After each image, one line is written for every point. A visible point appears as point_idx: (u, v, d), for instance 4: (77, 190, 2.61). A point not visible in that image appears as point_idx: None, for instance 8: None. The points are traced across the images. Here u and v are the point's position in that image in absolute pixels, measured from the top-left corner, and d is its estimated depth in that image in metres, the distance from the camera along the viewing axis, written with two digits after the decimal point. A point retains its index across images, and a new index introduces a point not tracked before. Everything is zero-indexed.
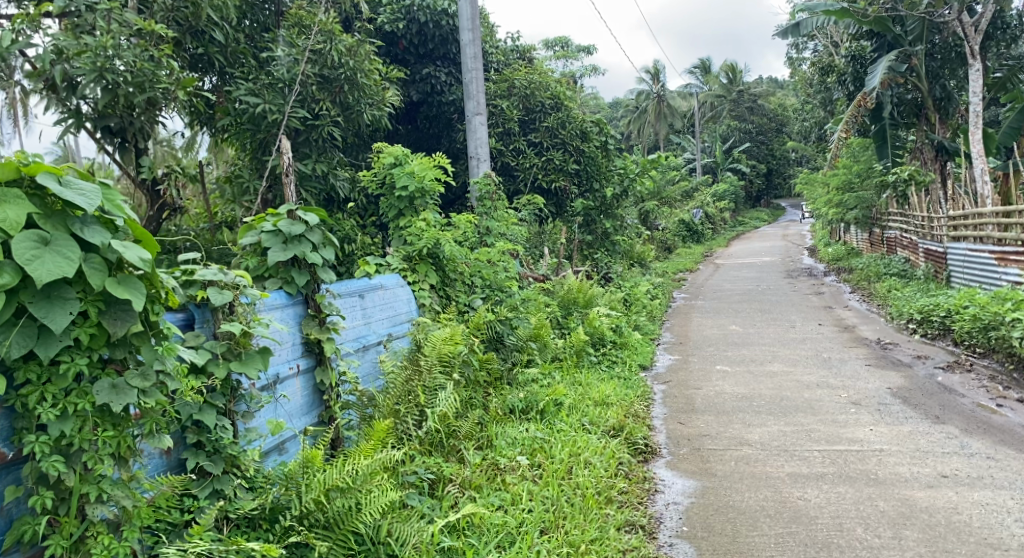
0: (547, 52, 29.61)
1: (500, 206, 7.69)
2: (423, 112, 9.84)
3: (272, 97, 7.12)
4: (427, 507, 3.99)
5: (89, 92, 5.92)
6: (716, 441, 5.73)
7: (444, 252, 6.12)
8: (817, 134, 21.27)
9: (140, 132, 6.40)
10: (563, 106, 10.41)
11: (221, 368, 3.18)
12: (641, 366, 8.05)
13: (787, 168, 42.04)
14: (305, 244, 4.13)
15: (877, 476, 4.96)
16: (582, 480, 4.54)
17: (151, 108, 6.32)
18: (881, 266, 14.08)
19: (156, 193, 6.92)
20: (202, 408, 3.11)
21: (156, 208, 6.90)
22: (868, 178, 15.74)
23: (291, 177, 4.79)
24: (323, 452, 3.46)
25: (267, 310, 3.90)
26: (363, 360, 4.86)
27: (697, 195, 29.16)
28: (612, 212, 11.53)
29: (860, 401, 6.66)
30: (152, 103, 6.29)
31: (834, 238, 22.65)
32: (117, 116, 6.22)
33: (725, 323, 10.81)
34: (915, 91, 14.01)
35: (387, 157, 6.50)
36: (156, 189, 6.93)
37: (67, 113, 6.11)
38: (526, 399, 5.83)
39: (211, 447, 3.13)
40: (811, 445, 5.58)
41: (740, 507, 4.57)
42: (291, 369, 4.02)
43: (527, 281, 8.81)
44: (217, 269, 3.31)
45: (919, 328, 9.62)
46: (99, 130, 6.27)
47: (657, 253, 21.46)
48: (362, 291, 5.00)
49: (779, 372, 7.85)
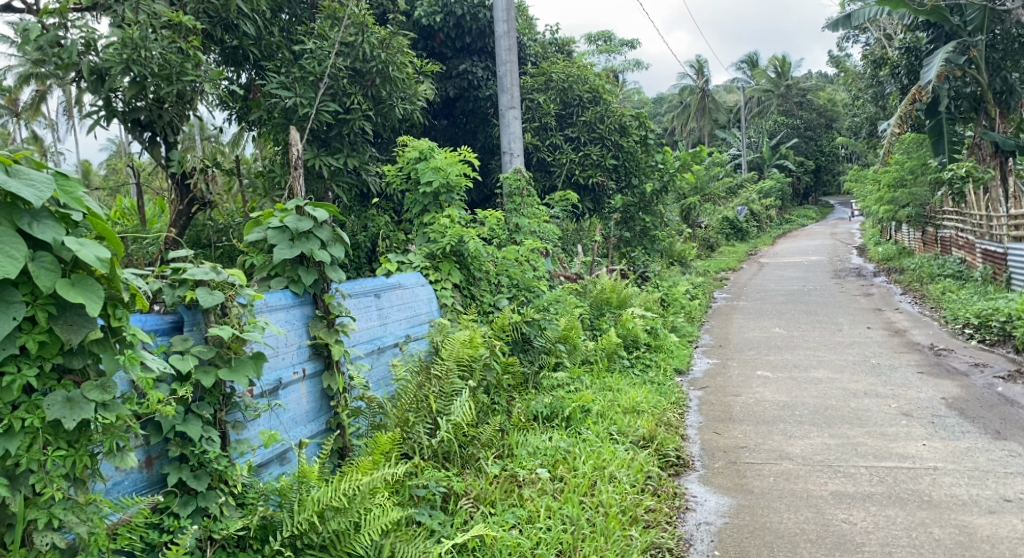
0: (588, 46, 29.24)
1: (532, 203, 7.38)
2: (459, 107, 9.54)
3: (304, 90, 6.88)
4: (436, 524, 3.75)
5: (117, 83, 5.78)
6: (754, 453, 5.37)
7: (468, 250, 5.85)
8: (869, 130, 20.55)
9: (170, 125, 6.20)
10: (602, 99, 9.99)
11: (208, 376, 2.95)
12: (676, 370, 7.68)
13: (837, 165, 40.97)
14: (313, 241, 3.89)
15: (931, 498, 4.56)
16: (605, 497, 4.23)
17: (180, 102, 6.12)
18: (934, 267, 13.47)
19: (184, 186, 6.58)
20: (187, 418, 2.90)
21: (185, 202, 6.63)
22: (922, 175, 15.07)
23: (301, 170, 4.51)
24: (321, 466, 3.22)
25: (268, 312, 3.66)
26: (376, 364, 4.62)
27: (741, 192, 28.50)
28: (651, 209, 11.13)
29: (912, 412, 6.23)
30: (180, 96, 6.09)
31: (885, 237, 21.91)
32: (146, 108, 6.06)
33: (767, 326, 10.38)
34: (975, 84, 13.09)
35: (412, 151, 6.26)
36: (185, 182, 6.61)
37: (100, 107, 5.99)
38: (551, 405, 5.54)
39: (195, 461, 2.90)
40: (857, 461, 5.19)
41: (778, 529, 4.23)
42: (296, 373, 3.78)
43: (559, 280, 8.52)
44: (208, 267, 3.07)
45: (977, 333, 9.10)
46: (129, 123, 6.14)
47: (699, 252, 20.95)
48: (378, 291, 4.78)
49: (823, 379, 7.41)
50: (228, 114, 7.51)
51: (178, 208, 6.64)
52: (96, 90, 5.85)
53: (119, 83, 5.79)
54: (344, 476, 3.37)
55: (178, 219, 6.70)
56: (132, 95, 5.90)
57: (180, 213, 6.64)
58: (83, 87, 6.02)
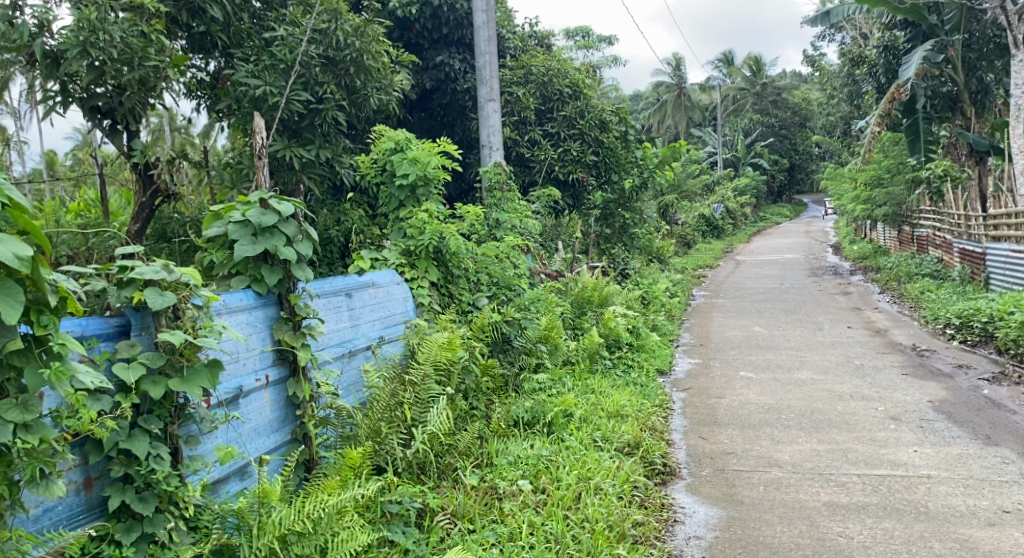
0: (566, 41, 28.89)
1: (512, 198, 7.16)
2: (436, 100, 9.25)
3: (273, 79, 6.54)
4: (411, 543, 3.50)
5: (73, 65, 5.39)
6: (742, 460, 5.15)
7: (448, 247, 5.59)
8: (845, 128, 20.55)
9: (132, 113, 5.81)
10: (582, 94, 9.78)
11: (157, 387, 2.65)
12: (658, 371, 7.46)
13: (812, 164, 41.08)
14: (278, 237, 3.61)
15: (927, 508, 4.38)
16: (591, 512, 3.99)
17: (143, 88, 5.73)
18: (912, 266, 13.40)
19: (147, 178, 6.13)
20: (132, 434, 2.60)
21: (148, 194, 6.18)
22: (899, 174, 15.05)
23: (265, 160, 4.22)
24: (283, 485, 2.95)
25: (226, 314, 3.37)
26: (347, 369, 4.34)
27: (718, 189, 28.41)
28: (631, 205, 10.91)
29: (900, 416, 6.06)
30: (143, 83, 5.70)
31: (860, 235, 21.94)
32: (106, 95, 5.66)
33: (748, 324, 10.22)
34: (951, 84, 13.12)
35: (388, 142, 6.02)
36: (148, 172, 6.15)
37: (56, 92, 5.59)
38: (533, 410, 5.29)
39: (141, 482, 2.61)
40: (849, 468, 4.99)
41: (772, 544, 4.01)
42: (258, 380, 3.49)
43: (539, 278, 8.26)
44: (160, 265, 2.77)
45: (958, 333, 8.99)
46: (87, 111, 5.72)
47: (676, 249, 20.86)
48: (350, 290, 4.52)
49: (808, 380, 7.24)
50: (196, 103, 7.16)
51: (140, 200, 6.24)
52: (51, 74, 5.48)
53: (76, 67, 5.41)
54: (309, 496, 3.09)
55: (141, 212, 6.26)
56: (89, 80, 5.50)
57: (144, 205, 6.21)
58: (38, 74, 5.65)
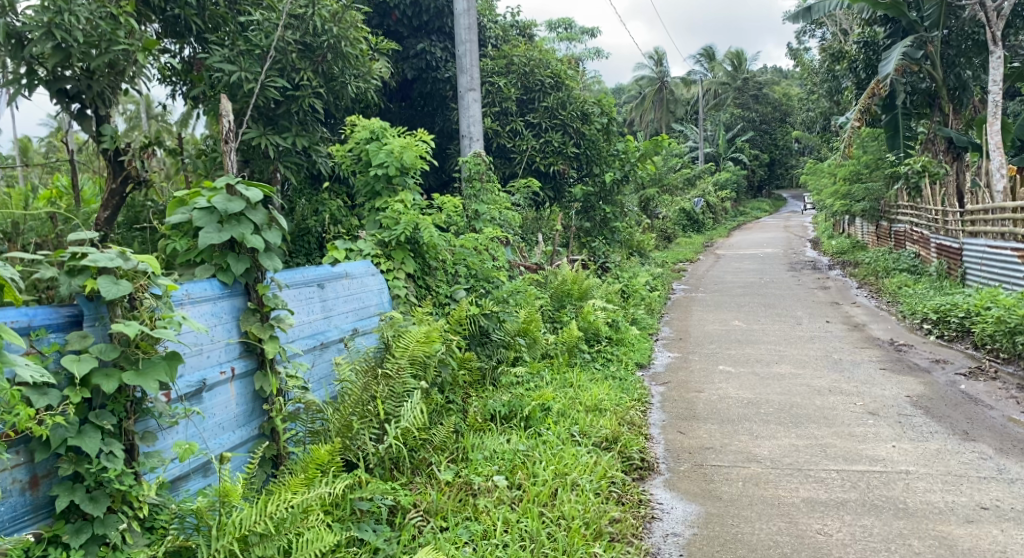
0: (548, 32, 28.67)
1: (491, 188, 7.04)
2: (416, 89, 9.10)
3: (248, 64, 6.40)
4: (382, 541, 3.40)
5: (38, 47, 5.18)
6: (721, 455, 5.09)
7: (424, 238, 5.47)
8: (824, 124, 20.60)
9: (102, 97, 5.54)
10: (564, 85, 9.67)
11: (110, 381, 2.52)
12: (638, 365, 7.39)
13: (790, 159, 41.26)
14: (245, 224, 3.50)
15: (906, 505, 4.33)
16: (567, 509, 3.89)
17: (113, 72, 5.51)
18: (889, 261, 13.44)
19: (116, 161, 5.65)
20: (82, 430, 2.47)
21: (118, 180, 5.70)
22: (877, 170, 15.12)
23: (233, 146, 4.10)
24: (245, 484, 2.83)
25: (188, 305, 3.25)
26: (318, 361, 4.22)
27: (699, 183, 28.41)
28: (612, 198, 10.81)
29: (878, 411, 6.03)
30: (113, 66, 5.49)
31: (838, 230, 22.03)
32: (74, 78, 5.43)
33: (728, 318, 10.17)
34: (930, 80, 13.10)
35: (362, 131, 5.91)
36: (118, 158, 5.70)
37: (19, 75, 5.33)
38: (510, 403, 5.20)
39: (92, 481, 2.48)
40: (828, 464, 4.94)
41: (750, 542, 3.94)
42: (223, 373, 3.37)
43: (518, 270, 8.15)
44: (115, 252, 2.64)
45: (935, 328, 8.99)
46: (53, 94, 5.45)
47: (657, 243, 20.84)
48: (322, 280, 4.40)
49: (787, 374, 7.19)
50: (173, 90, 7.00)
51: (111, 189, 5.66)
52: (14, 56, 5.26)
53: (40, 48, 5.20)
54: (272, 495, 2.98)
55: (112, 201, 5.67)
56: (55, 62, 5.29)
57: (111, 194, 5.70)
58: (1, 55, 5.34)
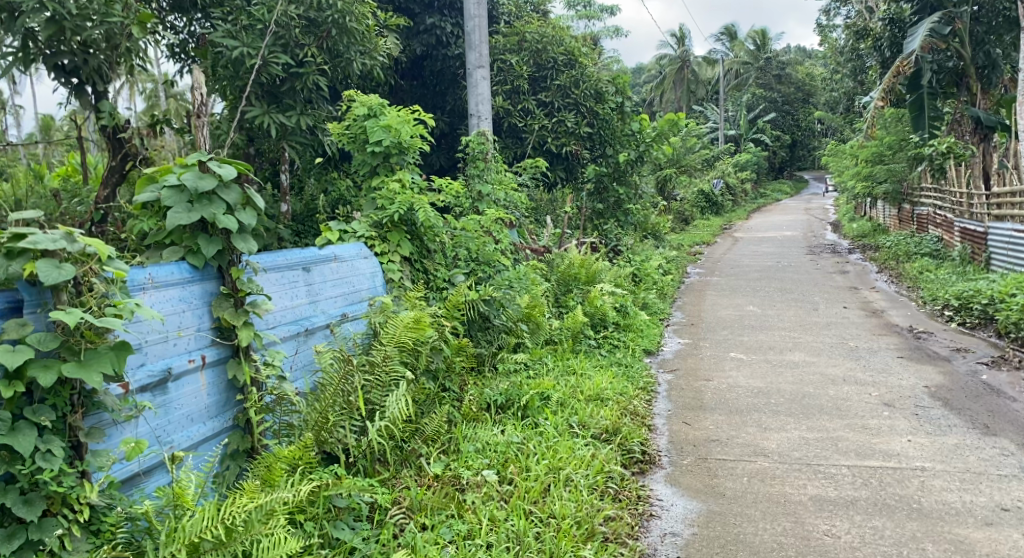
0: (568, 10, 28.11)
1: (496, 168, 6.80)
2: (427, 66, 8.85)
3: (251, 39, 6.11)
4: (361, 540, 3.25)
5: (30, 20, 4.71)
6: (726, 448, 4.86)
7: (419, 219, 5.24)
8: (846, 105, 20.12)
9: (100, 73, 5.05)
10: (578, 63, 9.33)
11: (47, 374, 2.40)
12: (645, 351, 7.16)
13: (812, 140, 40.58)
14: (217, 205, 3.30)
15: (920, 505, 4.09)
16: (558, 507, 3.70)
17: (110, 48, 5.03)
18: (911, 245, 13.05)
19: (115, 140, 5.11)
20: (15, 428, 2.38)
21: (117, 158, 5.11)
22: (900, 151, 14.69)
23: (205, 119, 4.21)
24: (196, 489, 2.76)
25: (152, 290, 3.08)
26: (301, 349, 4.04)
27: (718, 165, 27.94)
28: (626, 179, 10.51)
29: (894, 402, 5.76)
30: (109, 41, 5.01)
31: (860, 213, 21.55)
32: (69, 53, 4.92)
33: (742, 304, 9.89)
34: (958, 58, 12.58)
35: (360, 107, 5.66)
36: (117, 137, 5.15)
37: (13, 50, 4.89)
38: (507, 392, 5.00)
39: (27, 481, 2.41)
40: (839, 459, 4.70)
41: (753, 543, 3.73)
42: (192, 362, 3.20)
43: (523, 253, 7.93)
44: (58, 233, 2.50)
45: (957, 315, 8.66)
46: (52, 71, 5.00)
47: (673, 225, 20.47)
48: (307, 264, 4.21)
49: (800, 362, 6.94)
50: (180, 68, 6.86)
51: (109, 166, 5.14)
52: (7, 29, 4.80)
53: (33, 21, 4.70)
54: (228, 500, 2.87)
55: (110, 179, 5.14)
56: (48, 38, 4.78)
57: (113, 169, 5.11)
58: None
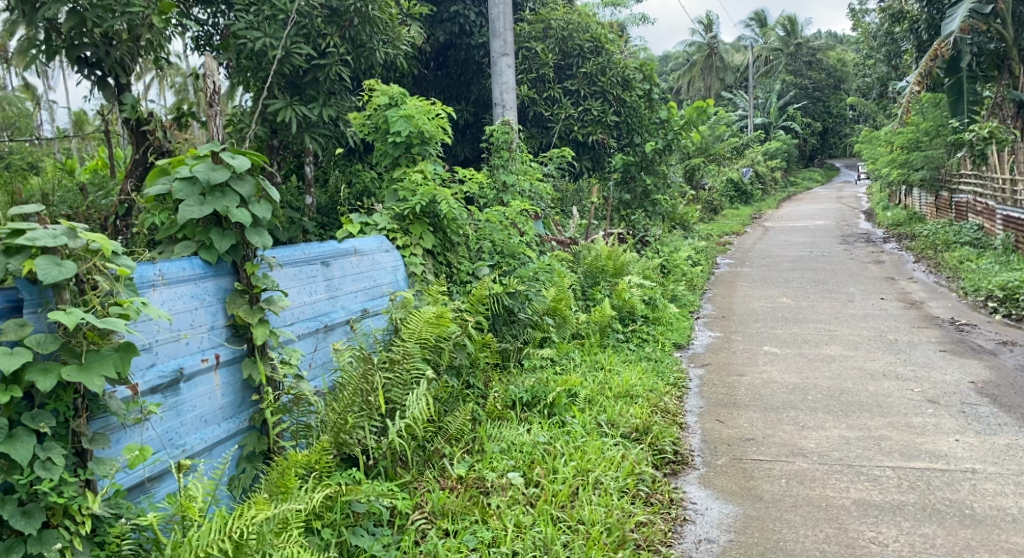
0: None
1: (521, 158, 6.61)
2: (452, 56, 8.68)
3: (273, 29, 5.94)
4: (380, 547, 3.12)
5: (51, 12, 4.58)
6: (763, 448, 4.65)
7: (441, 210, 5.07)
8: (881, 91, 19.61)
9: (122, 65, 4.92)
10: (604, 50, 9.10)
11: (46, 378, 2.29)
12: (675, 345, 6.95)
13: (843, 127, 39.84)
14: (230, 198, 3.15)
15: (972, 512, 3.85)
16: (586, 513, 3.52)
17: (132, 38, 4.88)
18: (950, 233, 12.66)
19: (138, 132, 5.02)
20: (11, 437, 2.26)
21: (140, 150, 5.01)
22: (938, 136, 14.25)
23: (219, 108, 3.89)
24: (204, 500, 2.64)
25: (164, 288, 2.96)
26: (320, 346, 3.91)
27: (748, 153, 27.47)
28: (653, 168, 10.31)
29: (939, 399, 5.51)
30: (130, 31, 4.84)
31: (895, 200, 21.05)
32: (91, 44, 4.78)
33: (775, 295, 9.62)
34: (999, 39, 12.04)
35: (381, 96, 5.47)
36: (140, 131, 5.04)
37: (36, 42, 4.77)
38: (533, 390, 4.83)
39: (26, 490, 2.30)
40: (883, 460, 4.47)
41: (793, 552, 3.52)
42: (204, 361, 3.08)
43: (549, 244, 7.75)
44: (59, 228, 2.38)
45: (1002, 306, 8.33)
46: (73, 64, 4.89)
47: (702, 215, 20.15)
48: (326, 258, 4.07)
49: (837, 356, 6.70)
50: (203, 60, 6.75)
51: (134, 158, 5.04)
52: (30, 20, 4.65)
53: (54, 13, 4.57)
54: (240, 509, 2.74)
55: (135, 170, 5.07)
56: (70, 29, 4.63)
57: (137, 163, 5.00)
58: (15, 19, 4.80)
